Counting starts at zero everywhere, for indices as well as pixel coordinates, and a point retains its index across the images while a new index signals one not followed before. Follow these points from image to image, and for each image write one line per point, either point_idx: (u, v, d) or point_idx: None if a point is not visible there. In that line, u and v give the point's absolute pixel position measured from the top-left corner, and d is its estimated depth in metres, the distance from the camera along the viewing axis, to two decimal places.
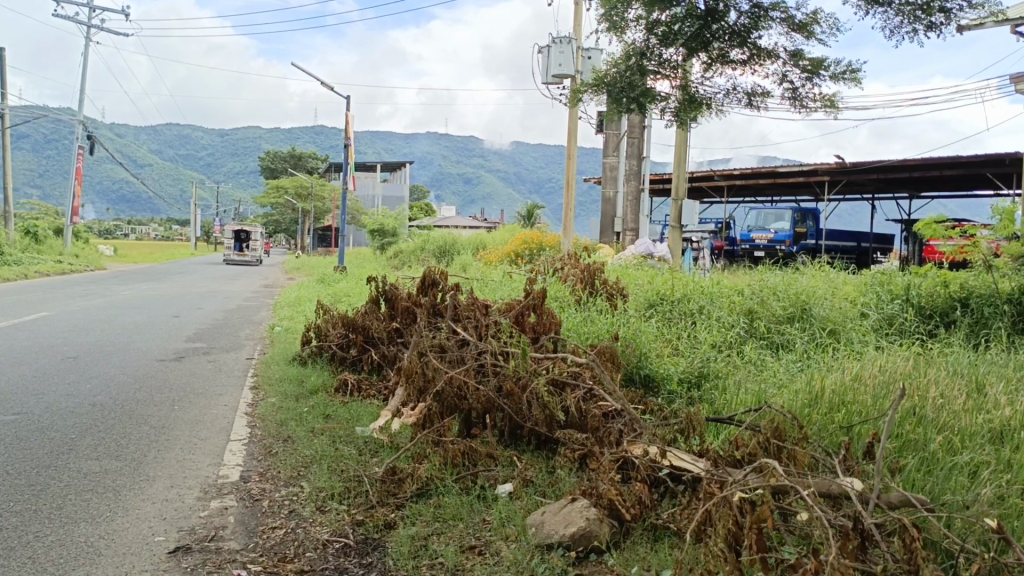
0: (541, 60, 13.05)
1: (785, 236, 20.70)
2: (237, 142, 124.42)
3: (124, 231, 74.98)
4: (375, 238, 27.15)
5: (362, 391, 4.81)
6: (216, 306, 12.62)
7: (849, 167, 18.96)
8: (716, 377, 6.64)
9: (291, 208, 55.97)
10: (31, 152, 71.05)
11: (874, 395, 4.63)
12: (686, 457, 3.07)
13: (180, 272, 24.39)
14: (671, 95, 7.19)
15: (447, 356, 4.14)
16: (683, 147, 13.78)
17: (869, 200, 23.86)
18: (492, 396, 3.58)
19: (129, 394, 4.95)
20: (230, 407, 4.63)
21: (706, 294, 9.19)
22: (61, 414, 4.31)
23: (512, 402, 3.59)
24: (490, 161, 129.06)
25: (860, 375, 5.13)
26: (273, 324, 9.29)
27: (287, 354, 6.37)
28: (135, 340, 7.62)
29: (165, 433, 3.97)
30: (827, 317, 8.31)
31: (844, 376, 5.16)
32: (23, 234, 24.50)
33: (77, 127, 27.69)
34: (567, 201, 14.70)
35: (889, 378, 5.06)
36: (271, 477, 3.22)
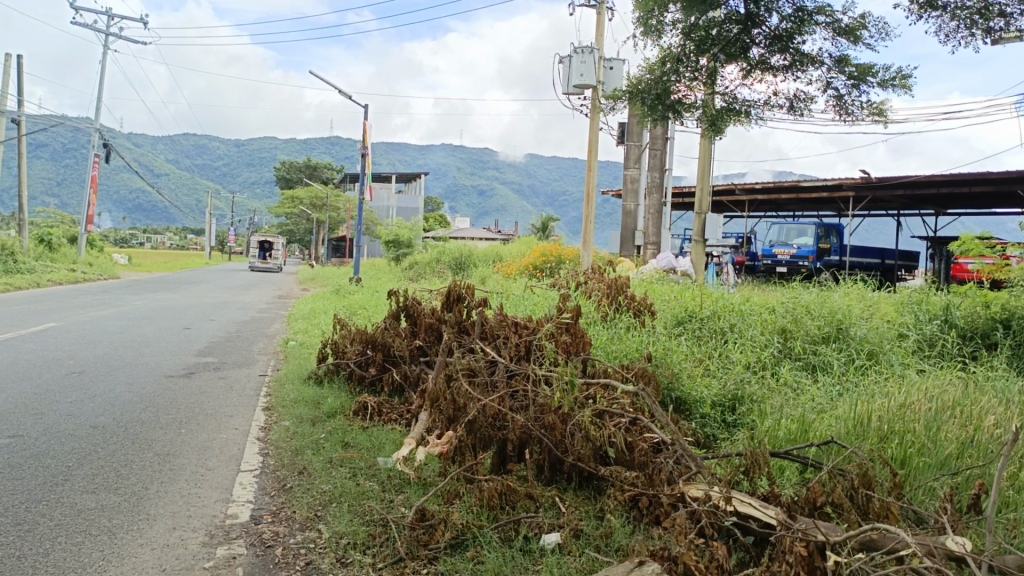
0: (563, 70, 12.75)
1: (808, 252, 20.24)
2: (254, 152, 125.15)
3: (140, 239, 75.35)
4: (390, 250, 26.89)
5: (383, 415, 4.47)
6: (230, 317, 12.33)
7: (874, 182, 18.55)
8: (752, 400, 6.24)
9: (306, 218, 56.00)
10: (51, 160, 71.62)
11: (933, 426, 4.22)
12: (753, 501, 2.74)
13: (195, 281, 24.19)
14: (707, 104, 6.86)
15: (479, 380, 3.80)
16: (708, 159, 13.43)
17: (893, 216, 23.40)
18: (531, 426, 3.22)
19: (135, 414, 4.64)
20: (243, 431, 4.29)
21: (736, 311, 8.80)
22: (59, 438, 3.99)
23: (553, 434, 3.22)
24: (505, 174, 129.07)
25: (912, 401, 4.72)
26: (288, 338, 8.96)
27: (302, 373, 6.02)
28: (145, 354, 7.30)
29: (170, 461, 3.65)
30: (864, 338, 7.89)
31: (894, 401, 4.75)
32: (38, 242, 24.40)
33: (94, 135, 27.65)
34: (588, 213, 14.35)
35: (943, 406, 4.64)
36: (285, 518, 2.88)
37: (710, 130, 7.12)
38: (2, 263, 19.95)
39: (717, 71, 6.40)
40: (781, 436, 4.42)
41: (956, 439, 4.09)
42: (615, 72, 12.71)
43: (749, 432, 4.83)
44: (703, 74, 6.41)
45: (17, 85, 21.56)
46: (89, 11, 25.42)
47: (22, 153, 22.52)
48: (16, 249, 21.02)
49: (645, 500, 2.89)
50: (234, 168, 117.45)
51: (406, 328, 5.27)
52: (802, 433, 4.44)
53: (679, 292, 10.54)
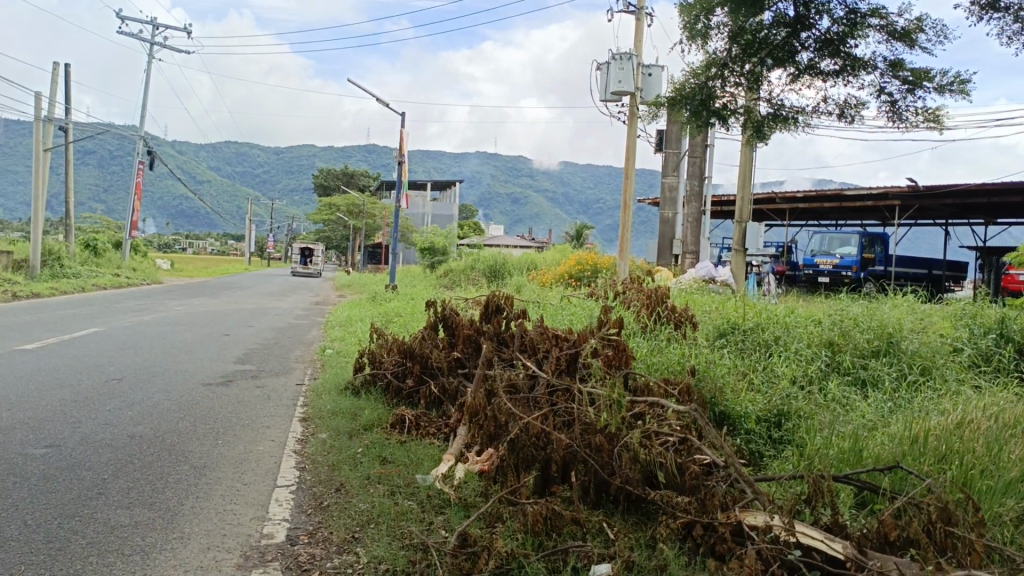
0: (601, 77, 12.61)
1: (851, 262, 19.79)
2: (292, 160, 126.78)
3: (181, 245, 76.61)
4: (426, 257, 26.89)
5: (420, 429, 4.36)
6: (268, 324, 12.36)
7: (921, 190, 18.09)
8: (800, 416, 6.03)
9: (343, 225, 56.47)
10: (97, 167, 73.24)
11: (1000, 449, 3.98)
12: (816, 533, 2.61)
13: (233, 287, 24.40)
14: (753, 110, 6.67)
15: (522, 396, 3.67)
16: (749, 166, 13.18)
17: (940, 225, 22.85)
18: (577, 447, 3.08)
19: (172, 424, 4.58)
20: (279, 444, 4.21)
21: (782, 323, 8.55)
22: (95, 448, 3.94)
23: (600, 455, 3.08)
24: (540, 182, 129.14)
25: (972, 418, 4.49)
26: (324, 346, 8.91)
27: (339, 383, 5.94)
28: (183, 361, 7.29)
29: (206, 474, 3.57)
30: (916, 352, 7.60)
31: (954, 418, 4.51)
32: (82, 247, 24.82)
33: (137, 143, 28.12)
34: (626, 222, 14.15)
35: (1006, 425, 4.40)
36: (322, 539, 2.77)
37: (755, 138, 6.92)
38: (48, 267, 20.31)
39: (764, 78, 6.21)
40: (834, 455, 4.24)
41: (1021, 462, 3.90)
42: (653, 78, 12.53)
43: (799, 451, 4.66)
44: (750, 79, 6.20)
45: (65, 93, 22.01)
46: (134, 20, 25.90)
47: (68, 160, 22.93)
48: (61, 254, 21.38)
49: (699, 529, 2.76)
50: (273, 175, 118.97)
51: (445, 338, 5.16)
52: (855, 452, 4.24)
53: (720, 302, 10.31)
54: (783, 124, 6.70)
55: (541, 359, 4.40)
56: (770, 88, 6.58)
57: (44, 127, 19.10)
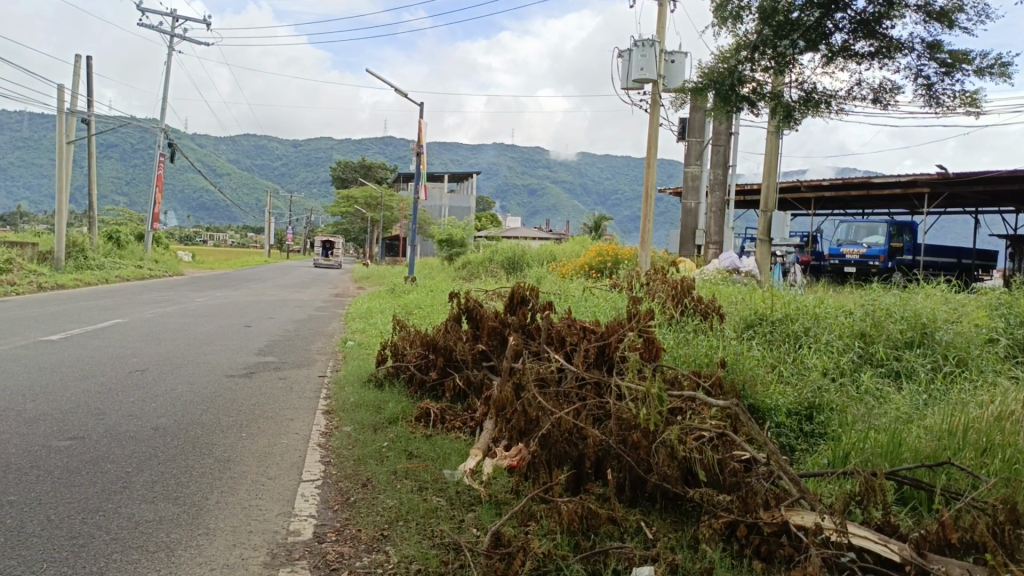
0: (623, 65, 12.42)
1: (877, 252, 19.48)
2: (311, 152, 127.16)
3: (202, 237, 77.14)
4: (446, 248, 26.81)
5: (446, 422, 4.26)
6: (290, 315, 12.32)
7: (950, 178, 17.75)
8: (832, 408, 5.87)
9: (362, 217, 56.57)
10: (119, 160, 73.81)
11: None
12: (870, 534, 2.51)
13: (254, 279, 24.44)
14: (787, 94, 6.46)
15: (553, 390, 3.56)
16: (775, 155, 12.95)
17: (969, 214, 22.44)
18: (613, 444, 2.96)
19: (195, 416, 4.51)
20: (304, 437, 4.12)
21: (811, 314, 8.36)
22: (119, 441, 3.87)
23: (637, 453, 2.96)
24: (559, 174, 128.72)
25: (1015, 411, 4.31)
26: (346, 338, 8.84)
27: (362, 375, 5.85)
28: (205, 352, 7.24)
29: (230, 468, 3.49)
30: (950, 343, 7.39)
31: (994, 411, 4.34)
32: (106, 240, 24.98)
33: (158, 135, 28.20)
34: (648, 211, 13.97)
35: None
36: (350, 537, 2.68)
37: (786, 122, 6.75)
38: (72, 259, 20.42)
39: (797, 61, 6.03)
40: (873, 449, 4.09)
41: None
42: (677, 65, 12.31)
43: (835, 444, 4.51)
44: (784, 61, 6.01)
45: (86, 86, 22.08)
46: (154, 12, 25.94)
47: (90, 153, 23.02)
48: (84, 246, 21.49)
49: (745, 529, 2.65)
50: (293, 167, 119.40)
51: (469, 331, 5.06)
52: (894, 446, 4.10)
53: (747, 293, 10.12)
54: (816, 109, 6.50)
55: (569, 353, 4.30)
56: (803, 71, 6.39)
57: (66, 120, 19.16)
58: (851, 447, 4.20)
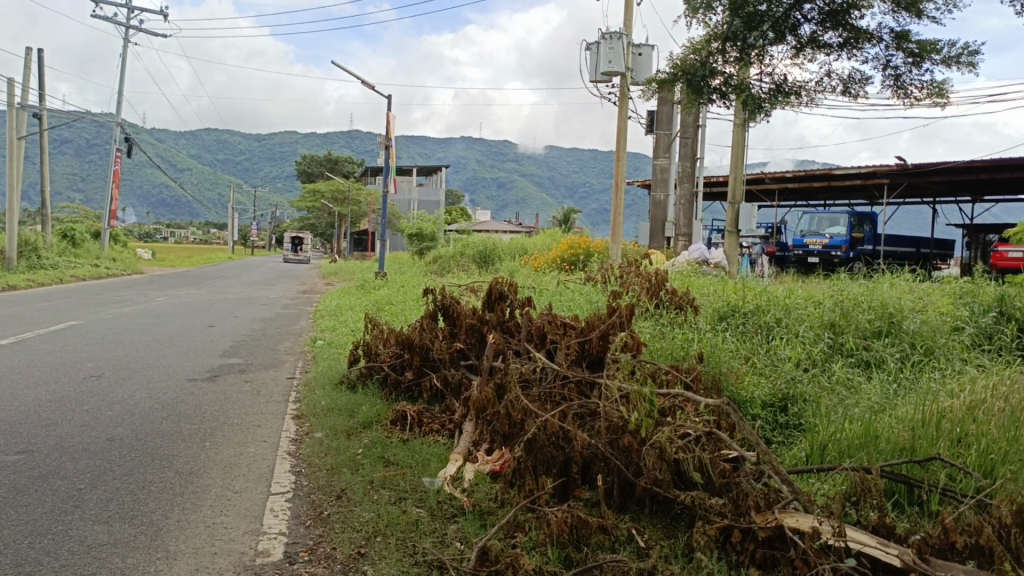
0: (590, 57, 12.29)
1: (841, 241, 19.66)
2: (274, 146, 125.47)
3: (163, 234, 75.74)
4: (413, 243, 26.54)
5: (423, 425, 4.10)
6: (255, 314, 12.02)
7: (911, 169, 17.94)
8: (806, 399, 5.82)
9: (327, 212, 55.90)
10: (75, 156, 72.08)
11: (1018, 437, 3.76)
12: (869, 537, 2.38)
13: (217, 276, 23.95)
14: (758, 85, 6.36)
15: (537, 390, 3.43)
16: (742, 146, 12.93)
17: (929, 203, 22.75)
18: (601, 447, 2.82)
19: (154, 425, 4.29)
20: (272, 445, 3.93)
21: (783, 305, 8.31)
22: (72, 454, 3.65)
23: (626, 456, 2.82)
24: (525, 167, 128.66)
25: (983, 399, 4.26)
26: (315, 337, 8.62)
27: (332, 377, 5.65)
28: (166, 354, 6.97)
29: (193, 481, 3.30)
30: (917, 332, 7.39)
31: (962, 399, 4.29)
32: (61, 238, 24.27)
33: (114, 130, 27.46)
34: (617, 203, 13.87)
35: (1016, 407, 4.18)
36: (324, 556, 2.52)
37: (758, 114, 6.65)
38: (25, 259, 19.79)
39: (767, 51, 5.93)
40: (847, 442, 4.03)
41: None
42: (644, 57, 12.20)
43: (809, 437, 4.45)
44: (755, 51, 5.91)
45: (38, 80, 21.38)
46: (108, 3, 25.20)
47: (44, 148, 22.33)
48: (39, 245, 20.86)
49: (739, 534, 2.53)
50: (255, 162, 117.71)
51: (445, 329, 4.91)
52: (866, 438, 4.04)
53: (720, 285, 10.07)
54: (786, 100, 6.41)
55: (549, 350, 4.18)
56: (772, 63, 6.30)
57: (17, 115, 18.56)
58: (827, 441, 4.13)
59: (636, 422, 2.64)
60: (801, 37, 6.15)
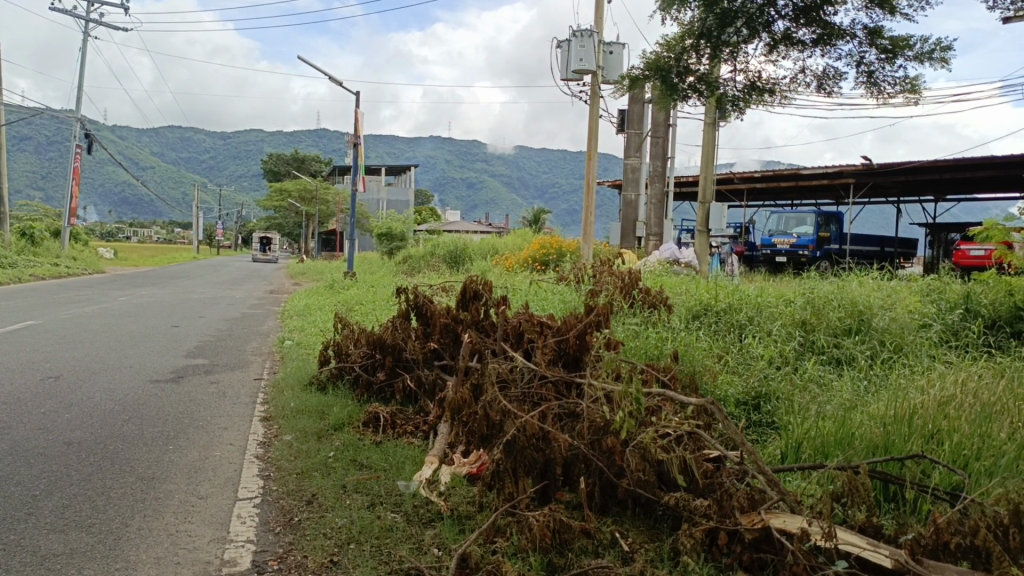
0: (562, 55, 12.22)
1: (808, 241, 19.84)
2: (240, 145, 123.95)
3: (126, 233, 74.41)
4: (382, 242, 26.29)
5: (397, 427, 3.99)
6: (221, 314, 11.77)
7: (877, 168, 18.15)
8: (778, 398, 5.81)
9: (295, 211, 55.28)
10: (35, 153, 70.50)
11: (990, 433, 3.76)
12: (859, 538, 2.32)
13: (182, 276, 23.50)
14: (733, 83, 6.34)
15: (516, 390, 3.33)
16: (712, 145, 12.96)
17: (893, 203, 23.07)
18: (583, 448, 2.72)
19: (116, 428, 4.12)
20: (239, 448, 3.79)
21: (754, 303, 8.30)
22: (27, 459, 3.49)
23: (609, 458, 2.73)
24: (494, 167, 128.58)
25: (954, 396, 4.25)
26: (283, 337, 8.43)
27: (301, 378, 5.50)
28: (128, 356, 6.75)
29: (155, 487, 3.15)
30: (886, 329, 7.42)
31: (933, 395, 4.28)
32: (19, 237, 23.64)
33: (74, 126, 26.84)
34: (589, 202, 13.83)
35: (987, 402, 4.18)
36: (295, 565, 2.40)
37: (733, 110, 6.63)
38: None
39: (742, 48, 5.92)
40: (822, 439, 3.99)
41: (1012, 440, 3.70)
42: (615, 56, 12.16)
43: (783, 434, 4.41)
44: (730, 48, 5.88)
45: None
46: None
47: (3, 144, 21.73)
48: None
49: (725, 536, 2.45)
50: (221, 161, 116.16)
51: (418, 329, 4.78)
52: (839, 435, 4.00)
53: (692, 283, 10.05)
54: (762, 97, 6.39)
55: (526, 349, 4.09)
56: (747, 60, 6.29)
57: None
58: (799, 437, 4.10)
59: (621, 422, 2.55)
60: (775, 34, 6.14)
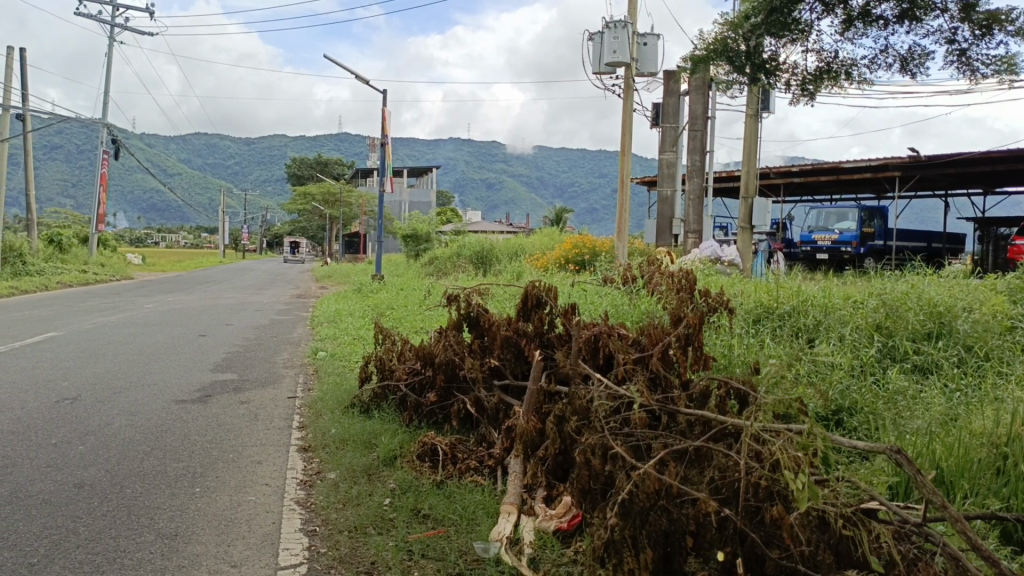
0: (594, 48, 11.55)
1: (851, 237, 18.99)
2: (264, 150, 124.36)
3: (153, 239, 74.85)
4: (409, 244, 25.74)
5: (458, 463, 3.37)
6: (248, 322, 11.24)
7: (924, 161, 17.28)
8: (860, 412, 4.99)
9: (319, 214, 55.03)
10: (64, 161, 71.02)
11: None
12: None
13: (207, 281, 23.19)
14: (798, 68, 5.64)
15: (615, 424, 2.72)
16: (755, 138, 12.27)
17: (939, 197, 22.13)
18: (733, 516, 2.12)
19: (133, 463, 3.55)
20: (276, 491, 3.20)
21: (824, 306, 6.93)
22: (29, 510, 2.92)
23: (769, 528, 2.13)
24: (517, 168, 127.90)
25: None
26: (316, 347, 7.87)
27: (340, 398, 4.89)
28: (152, 371, 6.20)
29: (180, 551, 2.56)
30: (970, 332, 6.13)
31: None
32: (47, 243, 23.39)
33: (99, 132, 26.56)
34: (624, 201, 13.14)
35: None
36: None
37: (804, 96, 5.81)
38: (10, 265, 19.00)
39: (813, 28, 5.20)
40: (941, 463, 3.33)
41: None
42: (652, 47, 11.45)
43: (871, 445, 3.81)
44: (800, 28, 5.19)
45: (21, 79, 20.51)
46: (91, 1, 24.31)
47: (27, 150, 21.40)
48: (24, 250, 19.99)
49: None
50: (245, 166, 116.57)
51: (473, 344, 4.14)
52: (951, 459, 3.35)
53: (748, 284, 9.32)
54: (834, 82, 5.62)
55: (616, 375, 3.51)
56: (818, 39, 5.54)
57: None
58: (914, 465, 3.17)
59: (796, 485, 1.93)
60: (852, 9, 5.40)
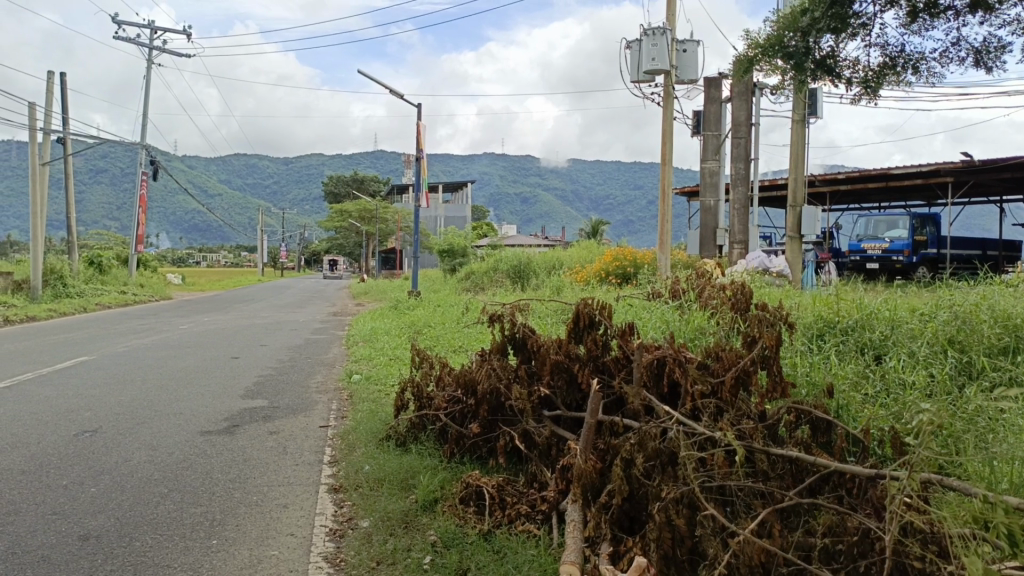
0: (631, 56, 11.11)
1: (902, 246, 18.22)
2: (302, 169, 125.78)
3: (194, 259, 75.86)
4: (445, 260, 25.45)
5: (507, 508, 2.96)
6: (282, 342, 10.95)
7: (979, 166, 16.50)
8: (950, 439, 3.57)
9: (355, 230, 55.16)
10: (109, 185, 72.57)
11: None
12: None
13: (245, 300, 23.14)
14: (859, 63, 5.03)
15: (701, 472, 2.33)
16: (802, 144, 11.72)
17: (994, 202, 21.22)
18: None
19: (144, 511, 3.18)
20: (303, 545, 2.82)
21: (888, 318, 6.08)
22: (23, 570, 2.57)
23: None
24: (552, 182, 127.48)
25: None
26: (350, 369, 7.52)
27: (375, 431, 4.50)
28: (178, 398, 5.88)
29: None
30: None
31: None
32: (88, 265, 23.57)
33: (139, 155, 26.76)
34: (665, 213, 12.63)
35: None
36: None
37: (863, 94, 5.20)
38: (50, 288, 19.08)
39: (873, 23, 4.73)
40: None
41: None
42: (692, 53, 10.96)
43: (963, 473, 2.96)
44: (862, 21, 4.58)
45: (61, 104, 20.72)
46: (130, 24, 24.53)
47: (68, 173, 21.55)
48: (65, 273, 20.10)
49: None
50: (283, 185, 117.97)
51: (519, 370, 3.71)
52: None
53: (803, 296, 8.76)
54: (898, 79, 5.08)
55: (690, 409, 3.10)
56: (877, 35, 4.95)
57: (40, 141, 17.82)
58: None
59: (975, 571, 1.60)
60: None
